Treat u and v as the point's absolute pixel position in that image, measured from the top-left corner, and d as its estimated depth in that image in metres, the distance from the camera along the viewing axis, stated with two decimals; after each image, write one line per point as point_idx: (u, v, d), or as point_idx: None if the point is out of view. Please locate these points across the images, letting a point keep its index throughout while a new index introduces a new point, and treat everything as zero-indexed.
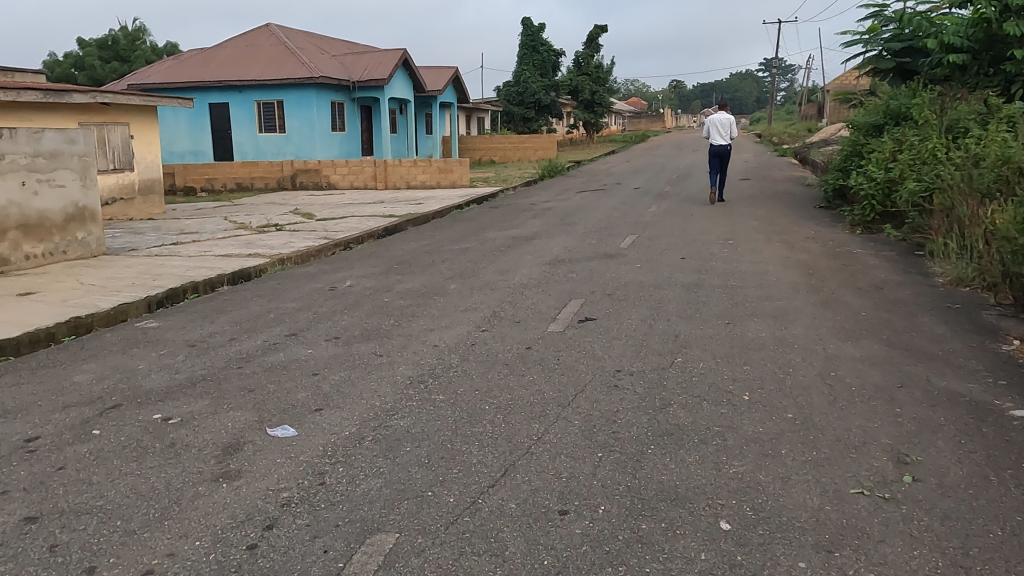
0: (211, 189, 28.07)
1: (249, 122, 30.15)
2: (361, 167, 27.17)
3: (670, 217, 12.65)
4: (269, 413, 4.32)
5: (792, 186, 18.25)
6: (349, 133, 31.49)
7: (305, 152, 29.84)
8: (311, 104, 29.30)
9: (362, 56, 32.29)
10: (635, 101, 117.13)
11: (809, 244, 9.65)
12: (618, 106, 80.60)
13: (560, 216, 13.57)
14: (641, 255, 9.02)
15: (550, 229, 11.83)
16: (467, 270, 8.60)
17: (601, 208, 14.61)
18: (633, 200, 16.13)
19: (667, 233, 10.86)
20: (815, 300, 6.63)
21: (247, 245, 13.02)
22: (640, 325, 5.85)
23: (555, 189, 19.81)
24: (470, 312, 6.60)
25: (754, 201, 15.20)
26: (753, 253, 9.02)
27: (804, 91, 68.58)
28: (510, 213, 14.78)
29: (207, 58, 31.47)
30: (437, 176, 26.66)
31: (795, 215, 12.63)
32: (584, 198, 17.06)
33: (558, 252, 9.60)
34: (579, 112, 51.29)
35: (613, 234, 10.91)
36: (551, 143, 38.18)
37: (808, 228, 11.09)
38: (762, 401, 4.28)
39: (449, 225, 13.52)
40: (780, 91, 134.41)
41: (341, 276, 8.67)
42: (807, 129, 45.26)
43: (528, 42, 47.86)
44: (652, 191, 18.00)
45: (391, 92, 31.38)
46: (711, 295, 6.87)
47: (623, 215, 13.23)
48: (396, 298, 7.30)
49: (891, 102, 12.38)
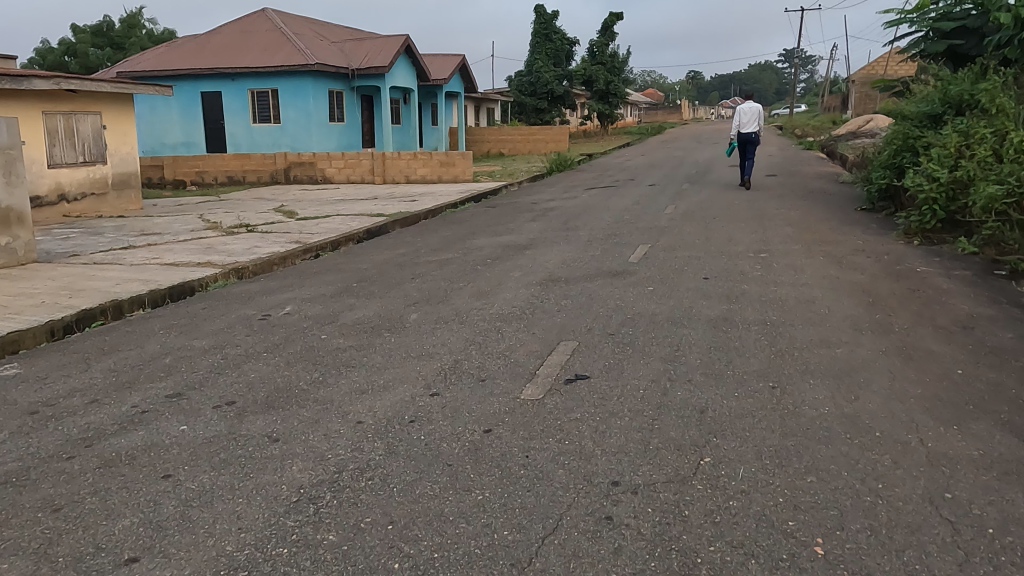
0: (202, 182, 26.67)
1: (242, 112, 28.62)
2: (358, 160, 25.58)
3: (689, 221, 10.94)
4: (51, 569, 2.71)
5: (824, 184, 16.45)
6: (348, 124, 29.90)
7: (300, 144, 28.30)
8: (307, 92, 27.74)
9: (362, 42, 30.70)
10: (652, 92, 114.74)
11: (861, 260, 7.91)
12: (633, 98, 78.54)
13: (562, 219, 11.91)
14: (653, 274, 7.35)
15: (548, 236, 10.17)
16: (439, 292, 6.99)
17: (610, 209, 12.93)
18: (646, 199, 14.42)
19: (686, 242, 9.16)
20: (886, 348, 4.93)
21: (206, 251, 11.47)
22: (649, 394, 4.17)
23: (561, 185, 18.14)
24: (424, 359, 4.98)
25: (785, 201, 13.41)
26: (794, 272, 7.30)
27: (826, 82, 66.30)
28: (507, 214, 13.12)
29: (200, 44, 29.97)
30: (439, 170, 25.02)
31: (835, 220, 10.88)
32: (592, 197, 15.35)
33: (552, 267, 7.95)
34: (593, 103, 49.45)
35: (621, 243, 9.24)
36: (562, 135, 36.47)
37: (855, 237, 9.35)
38: (849, 566, 2.59)
39: (436, 228, 11.89)
40: (800, 83, 131.44)
41: (285, 297, 7.10)
42: (832, 121, 43.12)
43: (541, 30, 46.28)
44: (668, 189, 16.24)
45: (392, 80, 29.73)
46: (748, 339, 5.18)
47: (635, 218, 11.56)
48: (338, 333, 5.72)
49: (950, 87, 10.61)
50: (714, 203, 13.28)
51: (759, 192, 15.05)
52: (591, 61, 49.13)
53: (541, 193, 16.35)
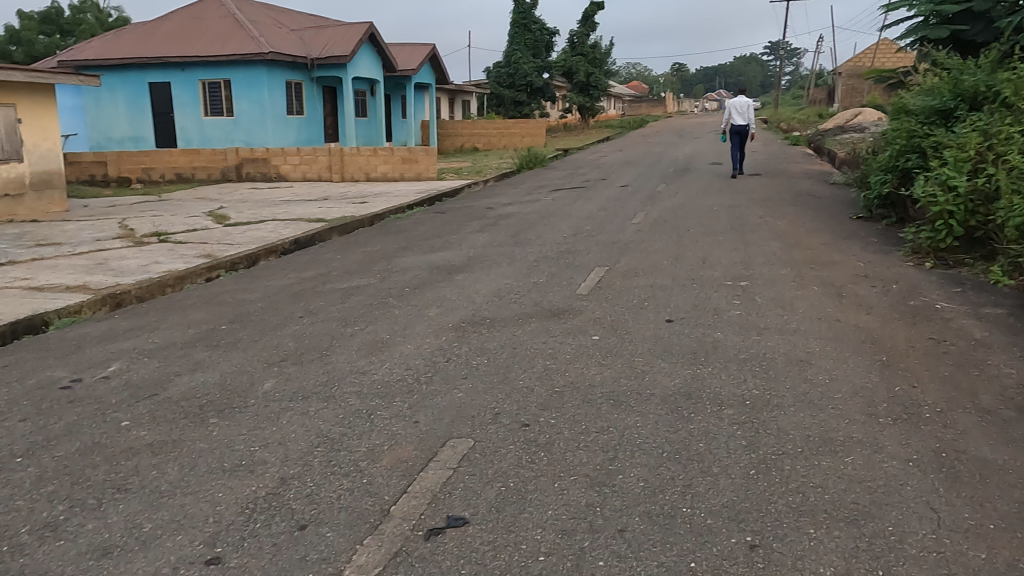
0: (149, 180, 24.86)
1: (192, 104, 26.74)
2: (314, 156, 23.89)
3: (659, 234, 9.35)
4: None
5: (813, 185, 14.96)
6: (308, 117, 28.13)
7: (255, 139, 26.52)
8: (261, 83, 25.96)
9: (323, 30, 28.87)
10: (637, 85, 113.07)
11: (865, 292, 6.38)
12: (616, 89, 76.97)
13: (516, 229, 10.34)
14: (602, 315, 5.76)
15: (491, 254, 8.56)
16: (324, 342, 5.38)
17: (573, 217, 11.32)
18: (615, 203, 12.84)
19: (651, 263, 7.61)
20: (920, 457, 3.38)
21: (94, 269, 9.76)
22: (552, 574, 2.58)
23: (525, 186, 16.54)
24: (238, 475, 3.36)
25: (770, 206, 11.88)
26: (782, 312, 5.75)
27: (812, 74, 65.09)
28: (454, 222, 11.50)
29: (148, 32, 28.00)
30: (401, 167, 23.35)
31: (828, 232, 9.37)
32: (555, 200, 13.74)
33: (480, 301, 6.35)
34: (574, 95, 47.84)
35: (572, 265, 7.65)
36: (539, 129, 34.99)
37: (855, 257, 7.82)
38: None
39: (368, 240, 10.26)
40: (785, 76, 130.44)
41: (122, 347, 5.44)
42: (818, 114, 41.77)
43: (520, 20, 44.53)
44: (641, 190, 14.65)
45: (355, 71, 27.98)
46: (718, 438, 3.60)
47: (598, 229, 9.97)
48: (148, 417, 4.07)
49: (962, 78, 9.08)
50: (691, 209, 11.72)
51: (742, 194, 13.54)
52: (572, 52, 47.47)
53: (501, 196, 14.72)
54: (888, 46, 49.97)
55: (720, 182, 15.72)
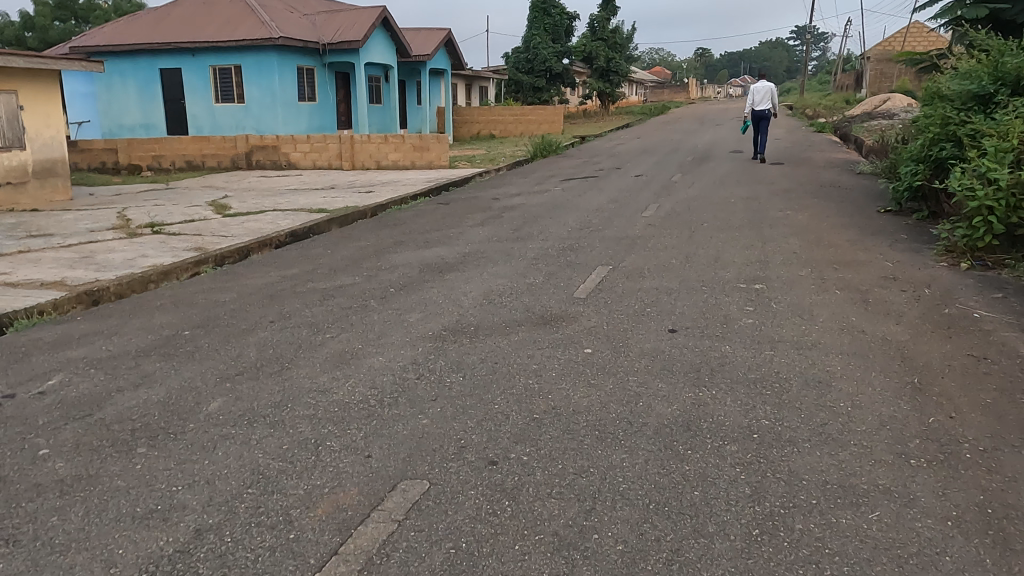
0: (159, 167, 24.60)
1: (203, 90, 26.41)
2: (325, 144, 23.45)
3: (669, 229, 8.74)
4: None
5: (838, 174, 14.21)
6: (320, 104, 27.70)
7: (266, 126, 26.14)
8: (272, 69, 25.54)
9: (336, 14, 28.35)
10: (660, 70, 111.36)
11: (894, 298, 5.75)
12: (638, 75, 75.78)
13: (520, 222, 9.79)
14: (598, 324, 5.21)
15: (489, 250, 8.02)
16: (289, 353, 4.88)
17: (580, 210, 10.73)
18: (627, 194, 12.22)
19: (657, 262, 7.02)
20: (961, 516, 2.80)
21: (78, 262, 9.38)
22: None
23: (536, 175, 15.95)
24: (148, 524, 2.87)
25: (791, 198, 11.19)
26: (799, 322, 5.16)
27: (840, 58, 63.48)
28: (456, 214, 10.97)
29: (159, 17, 27.68)
30: (412, 155, 22.84)
31: (853, 227, 8.69)
32: (565, 191, 13.16)
33: (468, 305, 5.82)
34: (593, 81, 46.86)
35: (574, 264, 7.10)
36: (556, 116, 34.39)
37: (883, 256, 7.17)
38: None
39: (364, 233, 9.77)
40: (812, 61, 127.82)
41: (71, 355, 4.98)
42: (846, 100, 40.56)
43: (539, 4, 43.70)
44: (656, 180, 14.00)
45: (367, 57, 27.47)
46: (717, 485, 3.05)
47: (606, 223, 9.37)
48: (71, 444, 3.61)
49: (1004, 61, 8.33)
50: (706, 201, 11.09)
51: (762, 184, 12.83)
52: (592, 37, 46.51)
53: (509, 186, 14.15)
54: (918, 30, 48.48)
55: (739, 171, 15.00)
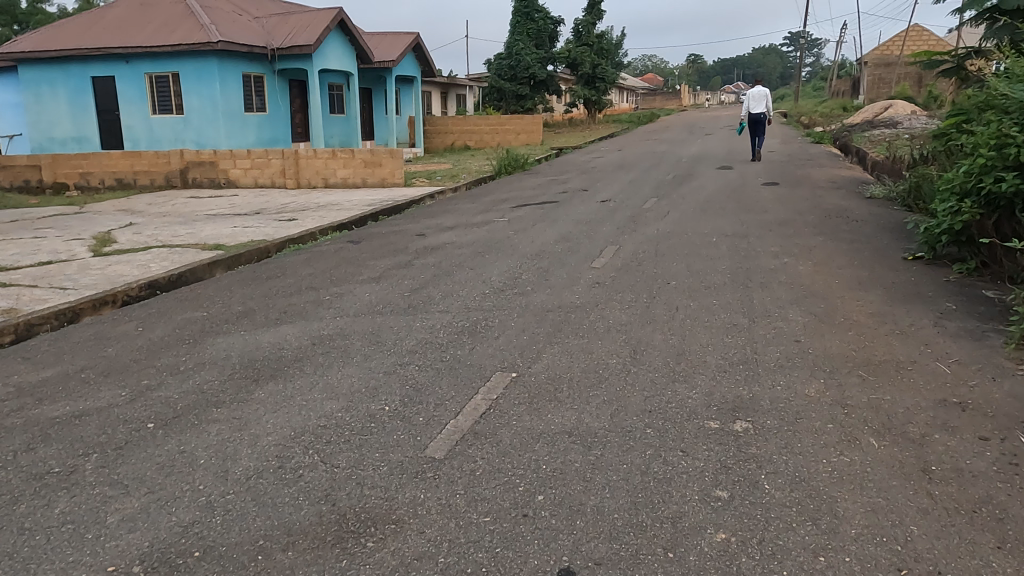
0: (86, 186, 22.05)
1: (139, 100, 23.91)
2: (267, 159, 20.99)
3: (624, 292, 6.31)
4: None
5: (842, 199, 11.86)
6: (271, 114, 25.27)
7: (207, 139, 23.61)
8: (213, 77, 23.04)
9: (289, 16, 25.91)
10: (651, 77, 109.31)
11: (973, 463, 3.30)
12: (627, 82, 73.70)
13: (430, 276, 7.36)
14: (430, 552, 2.75)
15: (355, 331, 5.57)
16: None
17: (517, 252, 8.33)
18: (583, 228, 9.78)
19: (587, 366, 4.58)
20: None
21: None
22: None
23: (487, 199, 13.55)
24: None
25: (790, 236, 8.76)
26: (814, 549, 2.70)
27: (834, 65, 61.63)
28: (360, 258, 8.53)
29: (93, 20, 25.15)
30: (363, 171, 20.44)
31: (875, 289, 6.26)
32: (512, 222, 10.74)
33: (236, 479, 3.36)
34: (579, 88, 44.40)
35: (465, 368, 4.66)
36: (536, 125, 32.71)
37: (928, 351, 4.74)
38: None
39: (220, 290, 7.31)
40: (806, 67, 126.00)
41: None
42: (843, 106, 38.40)
43: (522, 8, 41.50)
44: (625, 206, 11.58)
45: (322, 63, 25.05)
46: None
47: (542, 278, 6.95)
48: None
49: None
50: (680, 239, 8.66)
51: (752, 213, 10.40)
52: (576, 42, 44.14)
53: (448, 215, 11.70)
54: (916, 34, 46.59)
55: (726, 194, 12.57)
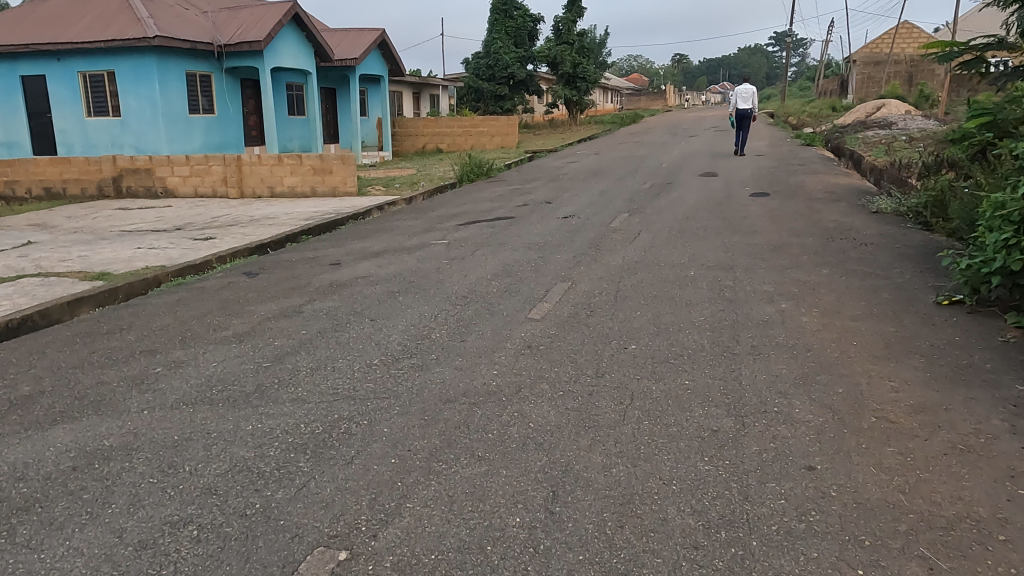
0: (12, 196, 20.05)
1: (72, 101, 21.91)
2: (206, 166, 19.04)
3: (562, 367, 4.50)
4: None
5: (843, 214, 10.13)
6: (219, 116, 23.32)
7: (146, 144, 21.59)
8: (150, 75, 21.02)
9: (239, 10, 23.95)
10: (637, 77, 107.72)
11: None
12: (611, 81, 71.96)
13: (314, 332, 5.54)
14: None
15: (151, 442, 3.72)
16: None
17: (441, 293, 6.53)
18: (534, 255, 7.98)
19: (470, 535, 2.77)
20: None
21: None
22: None
23: (435, 215, 11.73)
24: None
25: (786, 268, 7.00)
26: None
27: (821, 64, 60.17)
28: (245, 300, 6.72)
29: (24, 15, 23.08)
30: (311, 179, 18.54)
31: (911, 360, 4.50)
32: (452, 246, 8.92)
33: None
34: (559, 88, 42.58)
35: (275, 529, 2.88)
36: (511, 127, 30.88)
37: (1022, 498, 2.97)
38: None
39: (32, 352, 5.45)
40: (792, 66, 124.97)
41: None
42: (831, 106, 36.87)
43: (500, 5, 39.77)
44: (590, 224, 9.79)
45: (274, 61, 23.11)
46: None
47: (457, 337, 5.15)
48: None
49: None
50: (649, 273, 6.88)
51: (739, 235, 8.63)
52: (557, 41, 42.30)
53: (380, 236, 9.87)
54: (907, 31, 45.16)
55: (708, 209, 10.82)
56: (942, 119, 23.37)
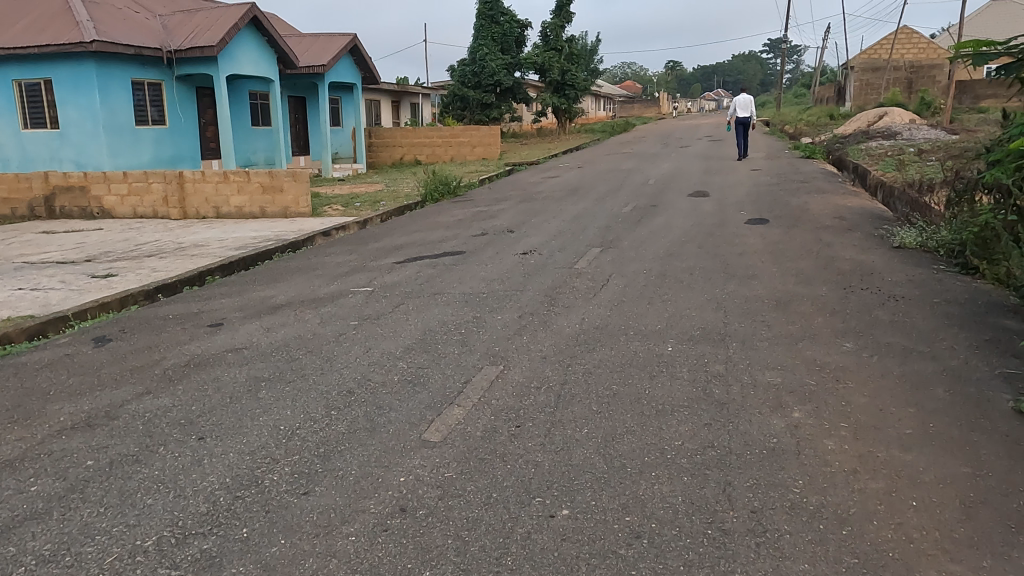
0: None
1: (7, 112, 20.12)
2: (145, 183, 17.20)
3: (439, 569, 2.72)
4: None
5: (859, 249, 8.38)
6: (171, 128, 21.55)
7: (87, 159, 19.78)
8: (89, 84, 19.21)
9: (194, 13, 22.16)
10: (631, 84, 105.91)
11: None
12: (603, 89, 70.29)
13: (104, 464, 3.74)
14: None
15: None
16: None
17: (322, 383, 4.73)
18: (469, 315, 6.21)
19: None
20: None
21: None
22: None
23: (376, 248, 9.93)
24: None
25: (797, 340, 5.22)
26: None
27: (817, 72, 58.42)
28: (59, 391, 4.91)
29: None
30: (260, 198, 16.76)
31: (1014, 555, 2.73)
32: (375, 297, 7.13)
33: None
34: (548, 96, 40.82)
35: None
36: (493, 137, 29.32)
37: None
38: None
39: None
40: (787, 73, 123.51)
41: None
42: (828, 115, 35.15)
43: (485, 10, 38.03)
44: (551, 265, 8.00)
45: (230, 68, 21.32)
46: None
47: (297, 490, 3.34)
48: None
49: None
50: (612, 349, 5.10)
51: (734, 284, 6.86)
52: (545, 48, 40.49)
53: (295, 279, 8.07)
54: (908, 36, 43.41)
55: (696, 241, 9.06)
56: (952, 129, 21.69)
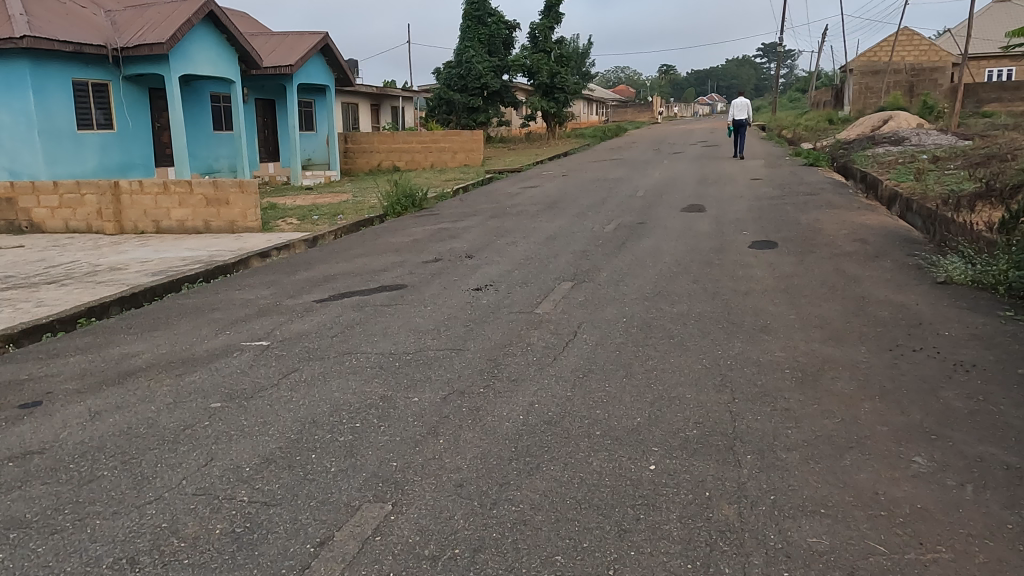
0: None
1: None
2: (77, 194, 15.41)
3: None
4: None
5: (893, 285, 6.70)
6: (119, 134, 19.78)
7: (22, 167, 17.97)
8: (23, 84, 17.40)
9: (145, 9, 20.37)
10: (623, 88, 104.09)
11: None
12: (594, 92, 68.54)
13: None
14: None
15: None
16: None
17: (100, 539, 2.99)
18: (376, 394, 4.46)
19: None
20: None
21: None
22: None
23: (301, 279, 8.19)
24: None
25: (841, 451, 3.50)
26: None
27: (812, 76, 56.76)
28: None
29: None
30: (204, 211, 14.99)
31: None
32: (267, 356, 5.40)
33: None
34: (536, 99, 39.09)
35: None
36: (476, 142, 27.55)
37: None
38: None
39: None
40: (781, 78, 122.12)
41: None
42: (828, 118, 33.50)
43: (471, 11, 36.31)
44: (506, 308, 6.28)
45: (183, 67, 19.55)
46: None
47: None
48: None
49: None
50: (565, 469, 3.36)
51: (741, 341, 5.14)
52: (533, 50, 38.74)
53: (179, 327, 6.31)
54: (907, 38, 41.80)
55: (689, 273, 7.35)
56: (965, 135, 20.02)
